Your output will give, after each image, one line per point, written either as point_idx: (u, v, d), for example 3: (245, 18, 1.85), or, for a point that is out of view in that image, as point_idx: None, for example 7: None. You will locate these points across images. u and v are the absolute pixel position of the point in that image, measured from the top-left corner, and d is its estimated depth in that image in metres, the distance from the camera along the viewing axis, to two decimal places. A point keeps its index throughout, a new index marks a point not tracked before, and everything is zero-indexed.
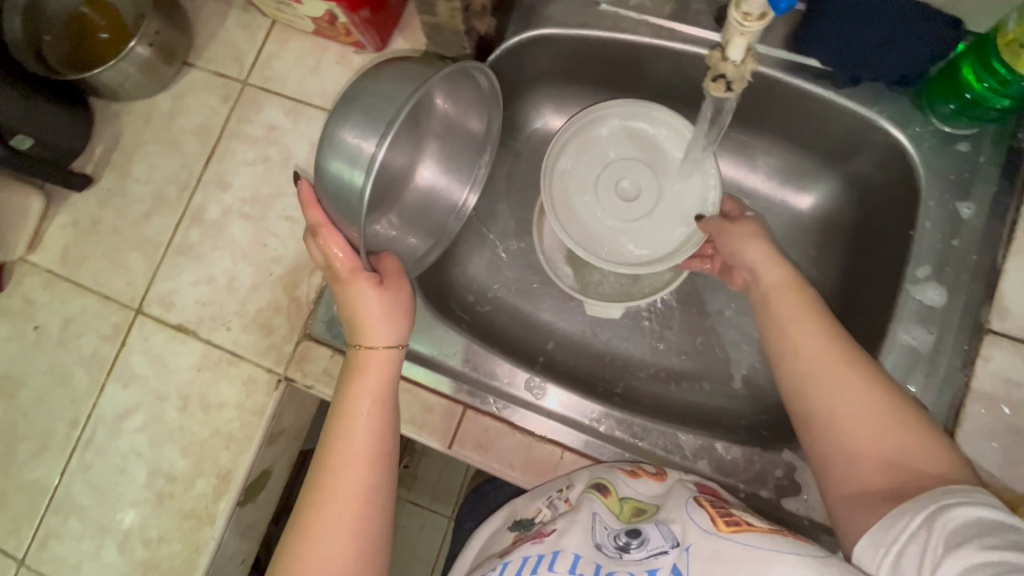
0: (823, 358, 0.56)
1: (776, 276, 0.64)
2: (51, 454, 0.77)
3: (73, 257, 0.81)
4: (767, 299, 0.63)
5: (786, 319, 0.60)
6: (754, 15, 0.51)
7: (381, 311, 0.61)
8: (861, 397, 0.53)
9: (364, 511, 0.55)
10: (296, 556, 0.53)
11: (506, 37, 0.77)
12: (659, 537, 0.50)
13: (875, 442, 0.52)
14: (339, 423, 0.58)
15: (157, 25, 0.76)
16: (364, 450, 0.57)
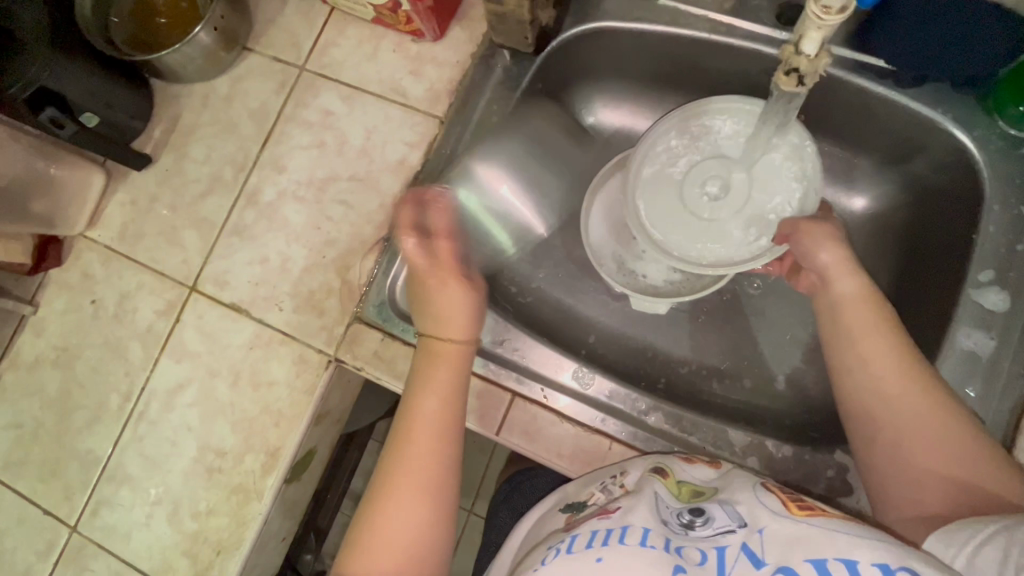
0: (892, 378, 0.56)
1: (851, 286, 0.62)
2: (104, 425, 0.78)
3: (131, 234, 0.83)
4: (835, 310, 0.62)
5: (855, 332, 0.59)
6: (834, 8, 0.50)
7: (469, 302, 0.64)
8: (928, 418, 0.54)
9: (435, 509, 0.55)
10: (374, 524, 0.54)
11: (563, 29, 0.77)
12: (725, 518, 0.53)
13: (941, 462, 0.52)
14: (413, 399, 0.59)
15: (222, 10, 0.78)
16: (439, 424, 0.58)
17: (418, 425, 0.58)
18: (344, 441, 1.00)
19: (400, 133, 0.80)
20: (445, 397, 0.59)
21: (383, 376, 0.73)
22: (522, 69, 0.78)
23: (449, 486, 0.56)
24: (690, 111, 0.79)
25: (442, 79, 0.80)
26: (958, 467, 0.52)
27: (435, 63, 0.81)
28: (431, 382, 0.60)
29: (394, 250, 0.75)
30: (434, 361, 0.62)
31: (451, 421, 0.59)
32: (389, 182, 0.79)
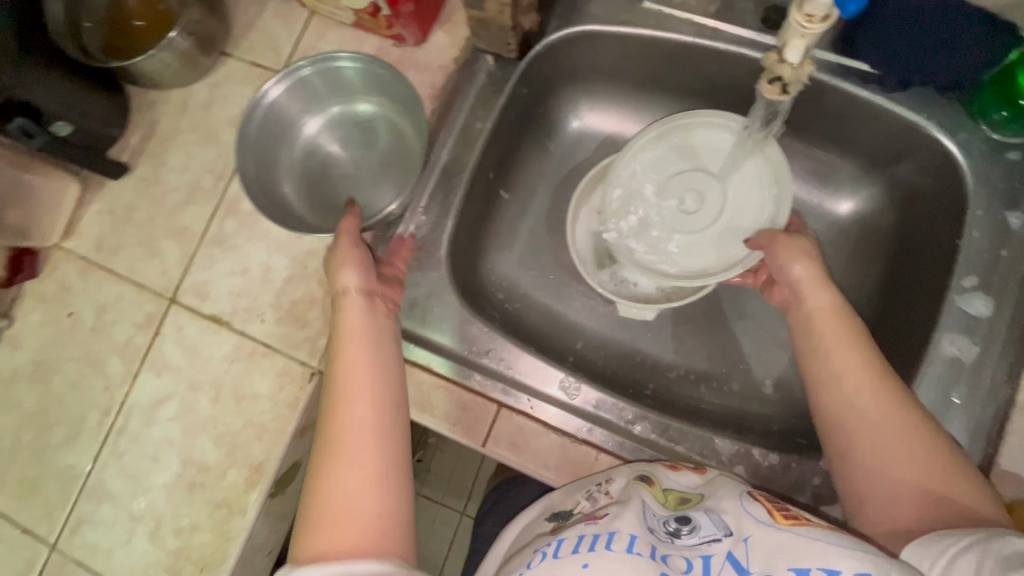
0: (863, 394, 0.56)
1: (819, 300, 0.64)
2: (83, 441, 0.77)
3: (108, 245, 0.81)
4: (805, 323, 0.64)
5: (828, 346, 0.61)
6: (817, 17, 0.50)
7: (364, 259, 0.67)
8: (898, 432, 0.54)
9: (377, 465, 0.55)
10: (321, 501, 0.53)
11: (547, 33, 0.76)
12: (711, 526, 0.53)
13: (911, 475, 0.52)
14: (339, 374, 0.60)
15: (198, 14, 0.76)
16: (364, 389, 0.59)
17: (345, 388, 0.59)
18: None
19: (381, 138, 0.79)
20: (362, 353, 0.61)
21: None
22: (505, 73, 0.77)
23: (385, 441, 0.56)
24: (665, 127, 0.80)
25: (425, 84, 0.79)
26: (926, 478, 0.52)
27: (417, 67, 0.79)
28: (348, 345, 0.62)
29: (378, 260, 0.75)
30: (346, 326, 0.63)
31: (373, 375, 0.60)
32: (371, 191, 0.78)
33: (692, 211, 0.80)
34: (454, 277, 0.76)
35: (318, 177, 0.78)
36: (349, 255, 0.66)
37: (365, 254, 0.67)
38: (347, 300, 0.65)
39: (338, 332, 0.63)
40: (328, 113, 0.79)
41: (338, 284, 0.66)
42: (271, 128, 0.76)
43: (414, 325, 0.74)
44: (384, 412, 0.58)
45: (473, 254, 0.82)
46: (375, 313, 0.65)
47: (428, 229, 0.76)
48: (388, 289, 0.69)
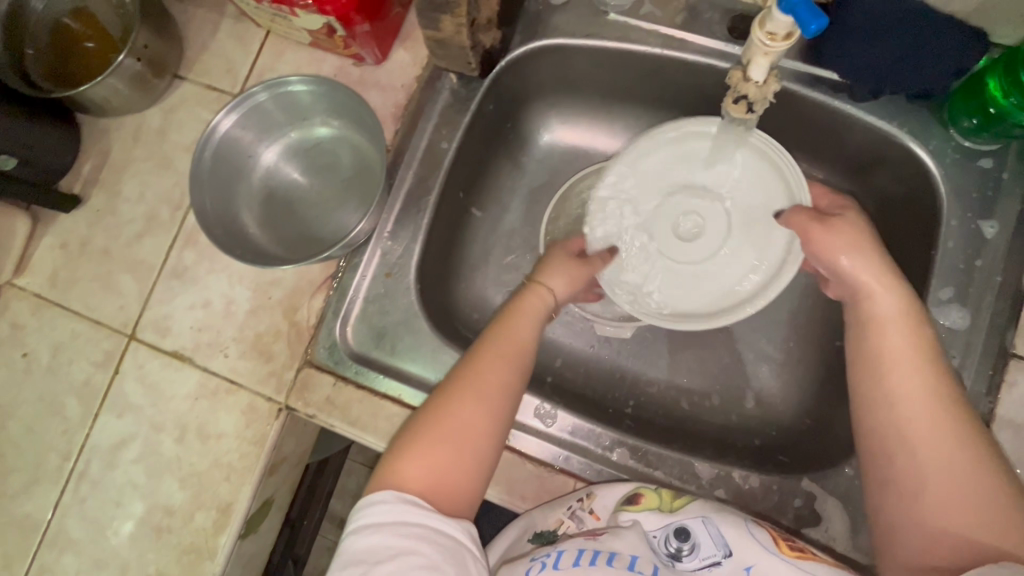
0: (922, 421, 0.52)
1: (889, 303, 0.58)
2: (43, 487, 0.74)
3: (62, 281, 0.78)
4: (868, 327, 0.58)
5: (891, 362, 0.55)
6: (779, 35, 0.48)
7: (575, 273, 0.72)
8: (954, 465, 0.50)
9: (493, 411, 0.57)
10: (437, 419, 0.56)
11: (511, 48, 0.74)
12: (710, 543, 0.54)
13: (962, 517, 0.48)
14: (498, 326, 0.64)
15: (145, 38, 0.73)
16: (515, 351, 0.61)
17: (501, 344, 0.61)
18: (315, 469, 0.97)
19: (343, 159, 0.76)
20: (530, 334, 0.64)
21: (338, 423, 0.70)
22: (469, 90, 0.75)
23: (509, 398, 0.59)
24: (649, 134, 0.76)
25: (386, 103, 0.77)
26: (974, 522, 0.48)
27: (378, 87, 0.77)
28: (522, 324, 0.64)
29: (344, 287, 0.73)
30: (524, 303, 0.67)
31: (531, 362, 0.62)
32: (332, 216, 0.75)
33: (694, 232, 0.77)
34: (425, 304, 0.74)
35: (280, 207, 0.75)
36: (562, 268, 0.72)
37: (581, 274, 0.72)
38: (540, 289, 0.69)
39: (517, 310, 0.66)
40: (281, 142, 0.76)
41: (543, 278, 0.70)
42: (226, 168, 0.73)
43: (384, 355, 0.71)
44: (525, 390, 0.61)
45: (445, 276, 0.80)
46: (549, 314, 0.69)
47: (396, 253, 0.73)
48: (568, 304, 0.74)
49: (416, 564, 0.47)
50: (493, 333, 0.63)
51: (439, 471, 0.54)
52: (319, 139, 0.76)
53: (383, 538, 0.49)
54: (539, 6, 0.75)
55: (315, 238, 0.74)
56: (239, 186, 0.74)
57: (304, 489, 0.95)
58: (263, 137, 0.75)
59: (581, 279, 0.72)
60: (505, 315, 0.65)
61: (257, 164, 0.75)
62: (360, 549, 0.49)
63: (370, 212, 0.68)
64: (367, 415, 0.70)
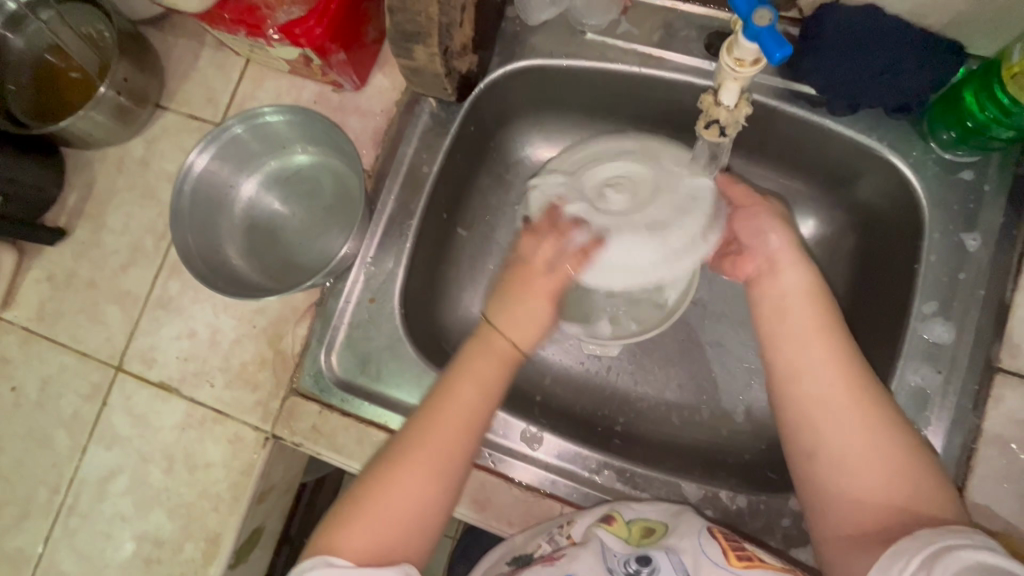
0: (835, 389, 0.54)
1: (796, 278, 0.61)
2: (33, 521, 0.74)
3: (49, 314, 0.78)
4: (780, 303, 0.60)
5: (801, 336, 0.58)
6: (747, 61, 0.49)
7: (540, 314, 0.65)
8: (859, 433, 0.52)
9: (435, 475, 0.57)
10: (380, 486, 0.55)
11: (489, 70, 0.74)
12: (670, 569, 0.52)
13: (875, 482, 0.50)
14: (452, 382, 0.61)
15: (125, 71, 0.73)
16: (466, 415, 0.59)
17: (451, 405, 0.59)
18: (312, 487, 0.97)
19: (325, 186, 0.76)
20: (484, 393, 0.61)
21: (324, 451, 0.70)
22: (449, 114, 0.75)
23: (455, 460, 0.58)
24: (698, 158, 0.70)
25: (366, 129, 0.77)
26: (887, 488, 0.50)
27: (358, 112, 0.77)
28: (467, 380, 0.61)
29: (327, 314, 0.73)
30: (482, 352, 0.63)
31: (478, 417, 0.60)
32: (315, 244, 0.75)
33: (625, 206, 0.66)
34: (409, 328, 0.74)
35: (262, 238, 0.75)
36: (523, 300, 0.64)
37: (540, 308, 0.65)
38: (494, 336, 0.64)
39: (464, 364, 0.62)
40: (257, 176, 0.77)
41: (501, 326, 0.64)
42: (205, 205, 0.73)
43: (370, 381, 0.71)
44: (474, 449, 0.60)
45: (431, 299, 0.79)
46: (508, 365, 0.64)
47: (379, 278, 0.73)
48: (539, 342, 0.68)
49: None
50: (441, 391, 0.60)
51: (383, 536, 0.53)
52: (294, 167, 0.77)
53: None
54: (516, 28, 0.75)
55: (298, 267, 0.74)
56: (219, 222, 0.74)
57: (302, 506, 0.95)
58: (243, 169, 0.75)
59: (545, 322, 0.66)
60: (454, 368, 0.62)
61: (236, 199, 0.76)
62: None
63: (352, 236, 0.68)
64: (354, 443, 0.70)
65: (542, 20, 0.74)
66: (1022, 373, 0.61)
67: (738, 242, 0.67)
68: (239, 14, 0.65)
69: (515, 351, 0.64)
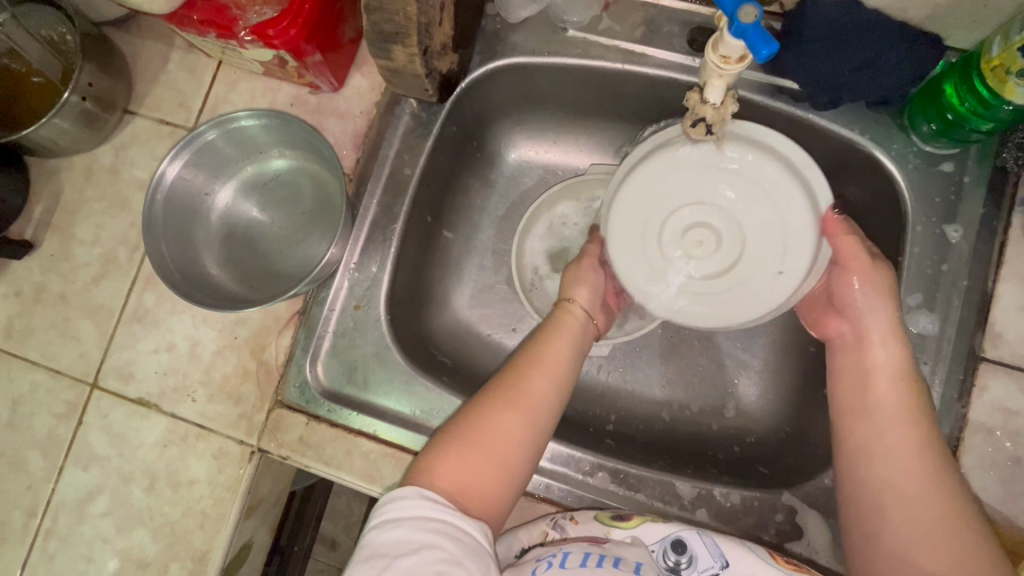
0: (920, 475, 0.54)
1: (885, 355, 0.60)
2: (9, 546, 0.71)
3: (17, 331, 0.75)
4: (868, 376, 0.60)
5: (893, 414, 0.57)
6: (733, 58, 0.48)
7: (598, 283, 0.72)
8: (935, 517, 0.52)
9: (534, 421, 0.58)
10: (478, 419, 0.57)
11: (470, 69, 0.73)
12: (707, 555, 0.58)
13: (942, 556, 0.51)
14: (538, 343, 0.64)
15: (90, 76, 0.70)
16: (556, 369, 0.62)
17: (540, 361, 0.62)
18: (302, 496, 0.95)
19: (302, 193, 0.74)
20: (569, 354, 0.64)
21: (313, 463, 0.68)
22: (430, 115, 0.73)
23: (549, 412, 0.59)
24: (784, 175, 0.61)
25: (346, 132, 0.75)
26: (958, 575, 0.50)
27: (337, 115, 0.75)
28: (561, 338, 0.65)
29: (311, 323, 0.71)
30: (560, 326, 0.66)
31: (568, 376, 0.63)
32: (297, 253, 0.73)
33: (707, 261, 0.63)
34: (397, 335, 0.72)
35: (241, 247, 0.73)
36: (585, 276, 0.71)
37: (598, 279, 0.72)
38: (574, 308, 0.68)
39: (555, 326, 0.66)
40: (232, 183, 0.74)
41: (572, 295, 0.70)
42: (177, 215, 0.70)
43: (357, 391, 0.70)
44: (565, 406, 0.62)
45: (418, 303, 0.78)
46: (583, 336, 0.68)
47: (364, 284, 0.71)
48: (598, 325, 0.71)
49: (439, 560, 0.46)
50: (533, 345, 0.64)
51: (468, 483, 0.54)
52: (270, 174, 0.75)
53: (404, 533, 0.48)
54: (496, 25, 0.74)
55: (279, 277, 0.72)
56: (195, 232, 0.72)
57: (292, 516, 0.94)
58: (217, 175, 0.73)
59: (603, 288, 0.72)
60: (537, 337, 0.65)
61: (210, 206, 0.73)
62: (381, 543, 0.48)
63: (336, 242, 0.67)
64: (342, 453, 0.68)
65: (523, 17, 0.73)
66: (1004, 362, 0.62)
67: (834, 305, 0.65)
68: (209, 15, 0.63)
69: (581, 328, 0.67)
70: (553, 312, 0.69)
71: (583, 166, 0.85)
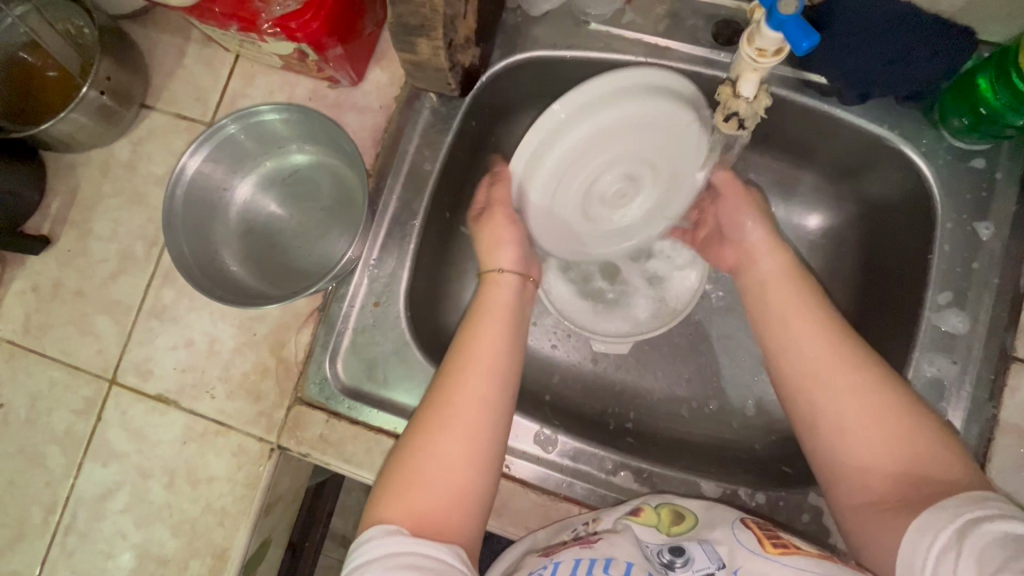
0: (819, 355, 0.55)
1: (773, 265, 0.64)
2: (28, 542, 0.71)
3: (36, 327, 0.75)
4: (763, 285, 0.63)
5: (782, 311, 0.60)
6: (769, 51, 0.47)
7: (519, 240, 0.66)
8: (864, 409, 0.51)
9: (474, 423, 0.54)
10: (416, 447, 0.53)
11: (491, 63, 0.72)
12: (704, 558, 0.51)
13: (884, 451, 0.49)
14: (467, 337, 0.60)
15: (107, 70, 0.69)
16: (489, 359, 0.58)
17: (473, 360, 0.57)
18: (316, 492, 0.95)
19: (322, 192, 0.73)
20: (504, 335, 0.60)
21: (333, 461, 0.68)
22: (450, 109, 0.72)
23: (491, 405, 0.55)
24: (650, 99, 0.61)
25: (365, 126, 0.74)
26: (895, 456, 0.49)
27: (355, 109, 0.75)
28: (488, 322, 0.61)
29: (330, 319, 0.70)
30: (492, 305, 0.63)
31: (508, 363, 0.58)
32: (317, 249, 0.72)
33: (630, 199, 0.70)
34: (416, 331, 0.71)
35: (258, 243, 0.72)
36: (501, 235, 0.66)
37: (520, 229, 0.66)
38: (502, 278, 0.65)
39: (483, 309, 0.62)
40: (248, 181, 0.73)
41: (492, 262, 0.66)
42: (194, 212, 0.70)
43: (377, 388, 0.69)
44: (513, 399, 0.57)
45: (436, 299, 0.77)
46: (518, 301, 0.65)
47: (382, 280, 0.71)
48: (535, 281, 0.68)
49: None
50: (459, 345, 0.59)
51: (423, 507, 0.50)
52: (288, 171, 0.74)
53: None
54: (517, 18, 0.73)
55: (298, 276, 0.71)
56: (212, 229, 0.71)
57: (305, 513, 0.93)
58: (236, 171, 0.73)
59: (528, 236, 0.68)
60: (468, 324, 0.61)
61: (228, 203, 0.73)
62: None
63: (356, 239, 0.66)
64: (362, 451, 0.68)
65: (545, 10, 0.72)
66: None
67: (727, 233, 0.71)
68: (231, 8, 0.62)
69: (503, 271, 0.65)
70: (482, 287, 0.66)
71: None
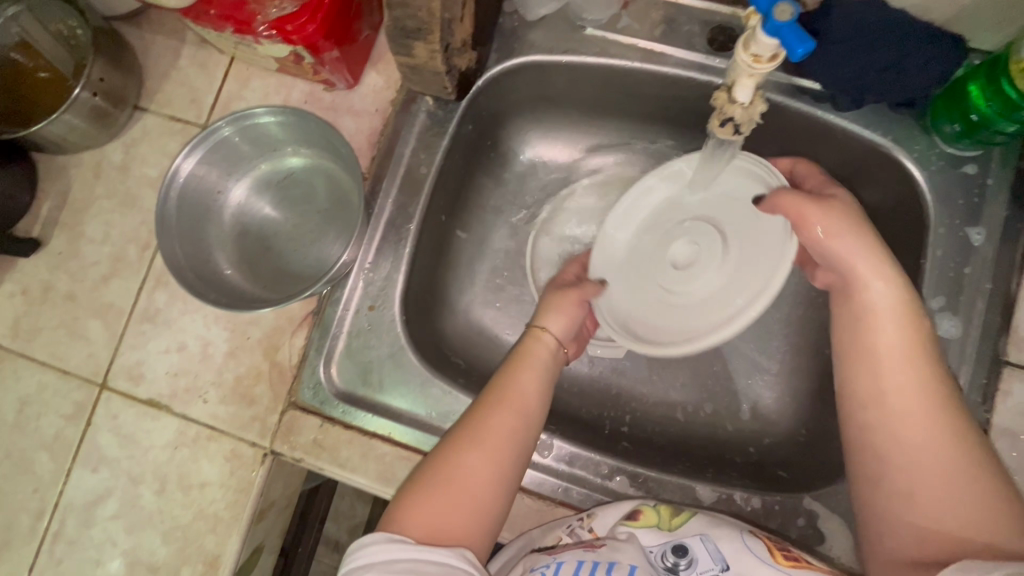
0: (911, 417, 0.50)
1: (884, 299, 0.55)
2: (15, 550, 0.70)
3: (24, 330, 0.74)
4: (863, 321, 0.55)
5: (884, 359, 0.53)
6: (764, 57, 0.47)
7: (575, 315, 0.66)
8: (938, 476, 0.48)
9: (505, 458, 0.54)
10: (445, 471, 0.52)
11: (488, 67, 0.72)
12: (707, 559, 0.53)
13: (943, 517, 0.47)
14: (509, 373, 0.60)
15: (101, 71, 0.69)
16: (525, 398, 0.58)
17: (512, 395, 0.58)
18: (308, 497, 0.94)
19: (316, 194, 0.73)
20: (543, 385, 0.60)
21: (327, 466, 0.67)
22: (447, 113, 0.72)
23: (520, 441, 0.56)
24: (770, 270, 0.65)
25: (361, 130, 0.74)
26: (963, 519, 0.47)
27: (352, 112, 0.74)
28: (528, 369, 0.60)
29: (325, 323, 0.70)
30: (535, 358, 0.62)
31: (539, 409, 0.58)
32: (312, 253, 0.72)
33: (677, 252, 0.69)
34: (412, 336, 0.71)
35: (254, 246, 0.72)
36: (566, 306, 0.66)
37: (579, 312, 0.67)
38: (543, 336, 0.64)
39: (522, 356, 0.62)
40: (243, 183, 0.73)
41: (540, 320, 0.65)
42: (190, 216, 0.69)
43: (372, 392, 0.68)
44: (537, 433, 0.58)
45: (432, 303, 0.77)
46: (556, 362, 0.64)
47: (377, 283, 0.70)
48: (569, 353, 0.68)
49: None
50: (496, 380, 0.59)
51: (442, 523, 0.50)
52: (283, 173, 0.74)
53: None
54: (514, 23, 0.73)
55: (289, 279, 0.71)
56: (207, 231, 0.71)
57: (298, 519, 0.92)
58: (231, 173, 0.72)
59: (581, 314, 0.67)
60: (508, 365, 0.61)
61: (224, 206, 0.72)
62: None
63: (351, 243, 0.66)
64: (357, 456, 0.67)
65: (542, 15, 0.72)
66: None
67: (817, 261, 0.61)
68: (227, 10, 0.62)
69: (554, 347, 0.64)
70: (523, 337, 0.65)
71: (597, 165, 0.84)
